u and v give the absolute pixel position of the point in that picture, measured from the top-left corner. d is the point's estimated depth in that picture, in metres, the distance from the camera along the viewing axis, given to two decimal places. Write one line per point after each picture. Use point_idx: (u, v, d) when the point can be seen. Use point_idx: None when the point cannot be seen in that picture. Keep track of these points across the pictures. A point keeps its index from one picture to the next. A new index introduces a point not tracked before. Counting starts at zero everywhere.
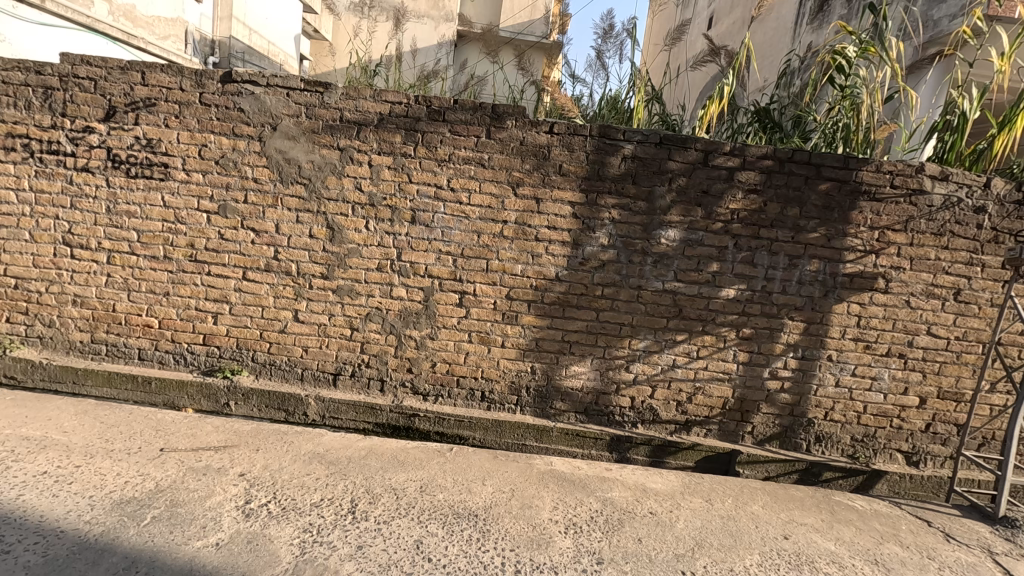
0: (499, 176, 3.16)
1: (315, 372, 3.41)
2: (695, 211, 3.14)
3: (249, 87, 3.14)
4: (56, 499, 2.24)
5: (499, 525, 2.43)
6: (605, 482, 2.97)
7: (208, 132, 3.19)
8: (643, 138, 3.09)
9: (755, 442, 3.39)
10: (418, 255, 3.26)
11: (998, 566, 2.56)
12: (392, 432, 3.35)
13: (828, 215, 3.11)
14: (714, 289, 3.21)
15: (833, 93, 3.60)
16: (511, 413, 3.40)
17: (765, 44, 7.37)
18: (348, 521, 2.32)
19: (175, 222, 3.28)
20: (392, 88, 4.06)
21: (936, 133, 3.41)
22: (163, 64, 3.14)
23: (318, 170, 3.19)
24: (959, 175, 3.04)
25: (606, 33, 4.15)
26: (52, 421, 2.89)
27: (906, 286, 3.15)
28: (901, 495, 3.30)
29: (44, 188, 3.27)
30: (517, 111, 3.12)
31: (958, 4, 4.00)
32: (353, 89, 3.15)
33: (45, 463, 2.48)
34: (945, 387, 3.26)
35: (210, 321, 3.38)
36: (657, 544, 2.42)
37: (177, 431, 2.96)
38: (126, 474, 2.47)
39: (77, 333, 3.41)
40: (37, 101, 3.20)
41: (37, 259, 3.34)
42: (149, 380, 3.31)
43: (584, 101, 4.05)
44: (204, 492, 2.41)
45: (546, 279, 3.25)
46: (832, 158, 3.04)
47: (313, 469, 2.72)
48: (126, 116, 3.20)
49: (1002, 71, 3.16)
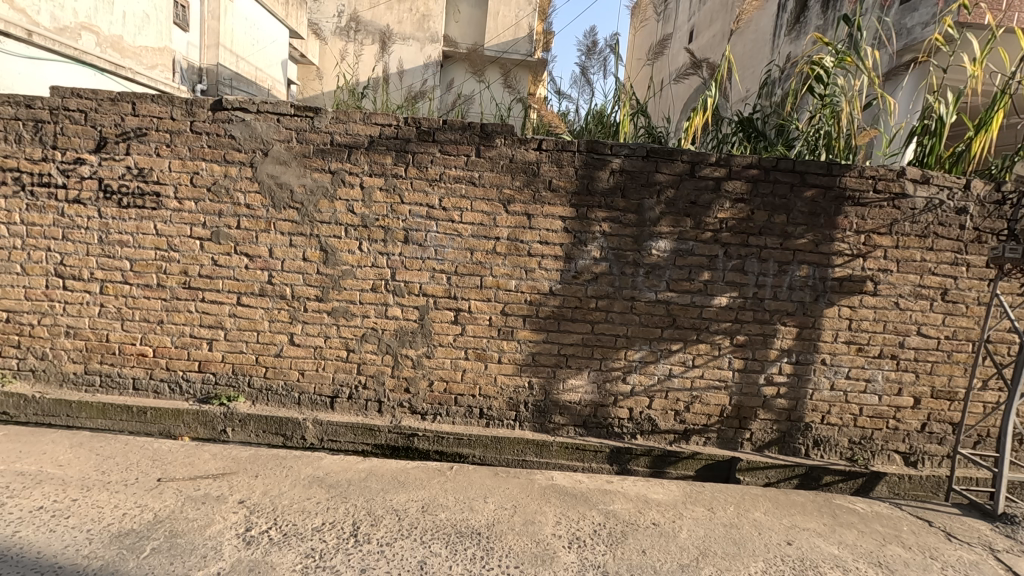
0: (490, 194, 3.20)
1: (312, 396, 3.40)
2: (684, 221, 3.19)
3: (239, 114, 3.18)
4: (54, 534, 2.21)
5: (502, 542, 2.42)
6: (607, 495, 2.97)
7: (199, 159, 3.21)
8: (630, 151, 3.14)
9: (754, 449, 3.41)
10: (412, 274, 3.28)
11: (1001, 564, 2.57)
12: (391, 452, 3.36)
13: (815, 221, 3.16)
14: (707, 297, 3.25)
15: (814, 102, 3.68)
16: (510, 429, 3.41)
17: (745, 57, 7.57)
18: (350, 544, 2.30)
19: (168, 250, 3.28)
20: (381, 109, 4.12)
21: (916, 137, 3.49)
22: (153, 95, 3.17)
23: (310, 194, 3.22)
24: (940, 177, 3.11)
25: (589, 50, 4.25)
26: (47, 455, 2.86)
27: (894, 288, 3.20)
28: (901, 496, 3.32)
29: (35, 221, 3.27)
30: (505, 130, 3.16)
31: (930, 13, 4.14)
32: (343, 113, 3.18)
33: (40, 498, 2.45)
34: (938, 387, 3.30)
35: (205, 347, 3.37)
36: (662, 555, 2.41)
37: (174, 460, 2.93)
38: (125, 505, 2.45)
39: (70, 364, 3.38)
40: (27, 135, 3.22)
41: (29, 291, 3.32)
42: (145, 411, 3.29)
43: (571, 117, 4.13)
44: (203, 521, 2.38)
45: (540, 294, 3.27)
46: (815, 165, 3.10)
47: (313, 493, 2.71)
48: (117, 147, 3.21)
49: (975, 75, 3.24)
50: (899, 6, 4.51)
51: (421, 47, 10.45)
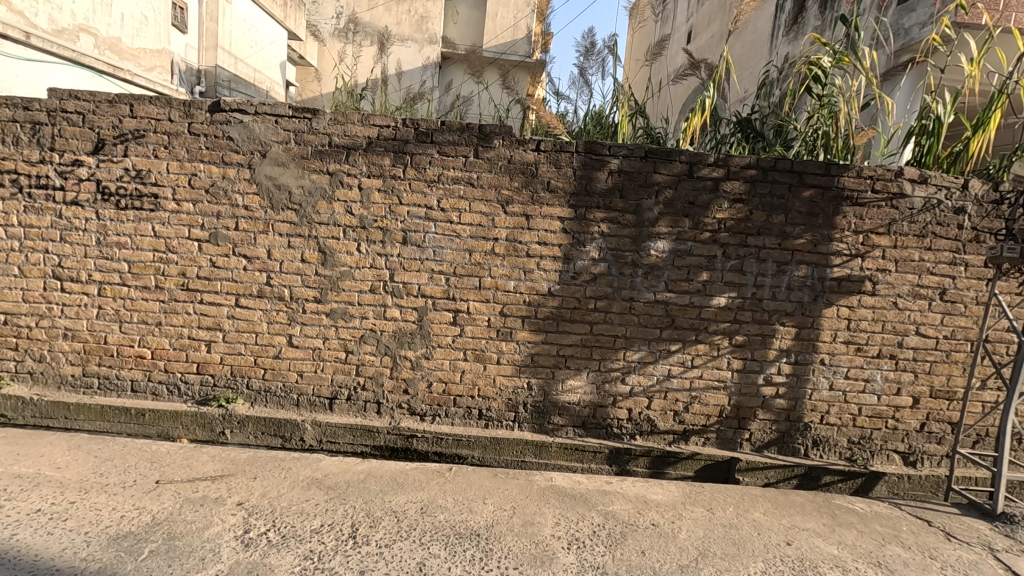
0: (488, 195, 3.20)
1: (311, 397, 3.39)
2: (683, 222, 3.19)
3: (237, 116, 3.18)
4: (51, 537, 2.20)
5: (502, 544, 2.41)
6: (606, 495, 2.96)
7: (197, 161, 3.20)
8: (628, 152, 3.14)
9: (753, 449, 3.40)
10: (411, 275, 3.28)
11: (1000, 563, 2.57)
12: (390, 454, 3.35)
13: (813, 221, 3.16)
14: (705, 298, 3.25)
15: (812, 102, 3.69)
16: (509, 430, 3.40)
17: (743, 57, 7.59)
18: (349, 546, 2.30)
19: (166, 252, 3.28)
20: (379, 111, 4.11)
21: (913, 137, 3.48)
22: (151, 96, 3.17)
23: (309, 196, 3.22)
24: (938, 177, 3.12)
25: (588, 51, 4.25)
26: (45, 457, 2.86)
27: (892, 287, 3.20)
28: (901, 496, 3.33)
29: (33, 223, 3.26)
30: (504, 131, 3.16)
31: (928, 13, 4.15)
32: (341, 114, 3.18)
33: (38, 500, 2.45)
34: (937, 386, 3.30)
35: (204, 349, 3.36)
36: (662, 556, 2.41)
37: (172, 462, 2.92)
38: (123, 508, 2.44)
39: (68, 367, 3.38)
40: (25, 137, 3.21)
41: (26, 293, 3.32)
42: (143, 413, 3.28)
43: (569, 118, 4.12)
44: (201, 523, 2.38)
45: (538, 295, 3.27)
46: (813, 165, 3.11)
47: (312, 495, 2.70)
48: (115, 149, 3.21)
49: (972, 75, 3.24)
50: (897, 7, 4.52)
51: (420, 48, 10.46)
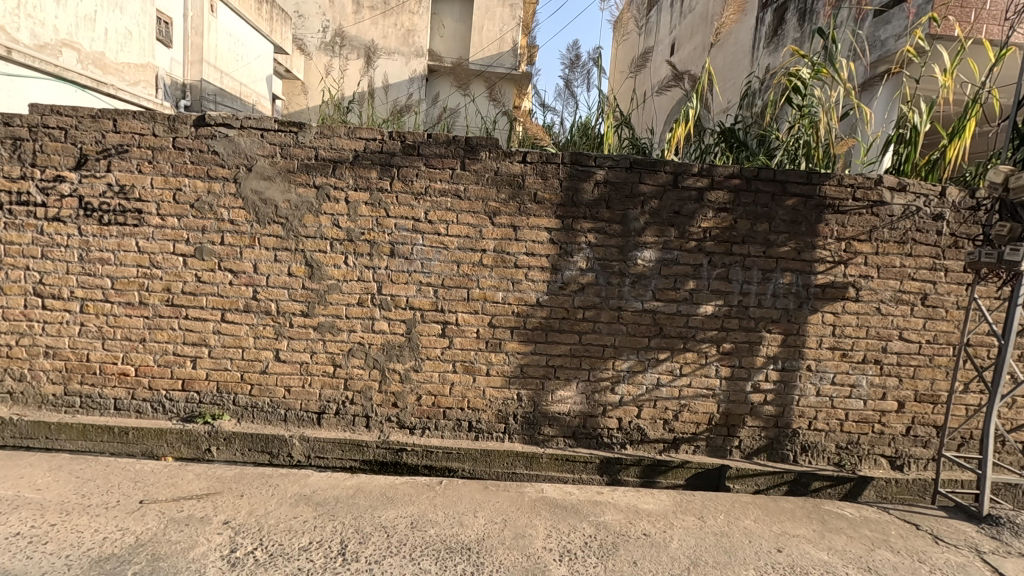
0: (476, 207, 3.21)
1: (299, 412, 3.36)
2: (669, 231, 3.22)
3: (222, 130, 3.16)
4: (30, 561, 2.15)
5: (493, 557, 2.39)
6: (597, 506, 2.95)
7: (183, 175, 3.19)
8: (614, 163, 3.18)
9: (743, 456, 3.43)
10: (399, 288, 3.27)
11: (988, 565, 2.59)
12: (380, 468, 3.34)
13: (796, 229, 3.21)
14: (693, 306, 3.27)
15: (792, 112, 3.74)
16: (499, 441, 3.39)
17: (726, 68, 7.71)
18: (338, 564, 2.26)
19: (150, 267, 3.24)
20: (366, 123, 4.11)
21: (891, 146, 3.56)
22: (135, 111, 3.15)
23: (295, 209, 3.21)
24: (916, 185, 3.18)
25: (572, 63, 4.30)
26: (24, 479, 2.80)
27: (875, 294, 3.25)
28: (889, 499, 3.36)
29: (13, 239, 3.21)
30: (490, 143, 3.18)
31: (902, 25, 4.27)
32: (327, 128, 3.19)
33: (18, 524, 2.39)
34: (921, 390, 3.34)
35: (189, 365, 3.32)
36: (653, 566, 2.41)
37: (157, 481, 2.87)
38: (105, 529, 2.39)
39: (50, 385, 3.31)
40: (6, 153, 3.18)
41: (6, 311, 3.26)
42: (127, 431, 3.23)
43: (556, 129, 4.16)
44: (187, 543, 2.33)
45: (527, 305, 3.28)
46: (796, 175, 3.16)
47: (300, 511, 2.66)
48: (98, 164, 3.18)
49: (947, 86, 3.30)
50: (874, 19, 4.67)
51: (406, 61, 10.60)
